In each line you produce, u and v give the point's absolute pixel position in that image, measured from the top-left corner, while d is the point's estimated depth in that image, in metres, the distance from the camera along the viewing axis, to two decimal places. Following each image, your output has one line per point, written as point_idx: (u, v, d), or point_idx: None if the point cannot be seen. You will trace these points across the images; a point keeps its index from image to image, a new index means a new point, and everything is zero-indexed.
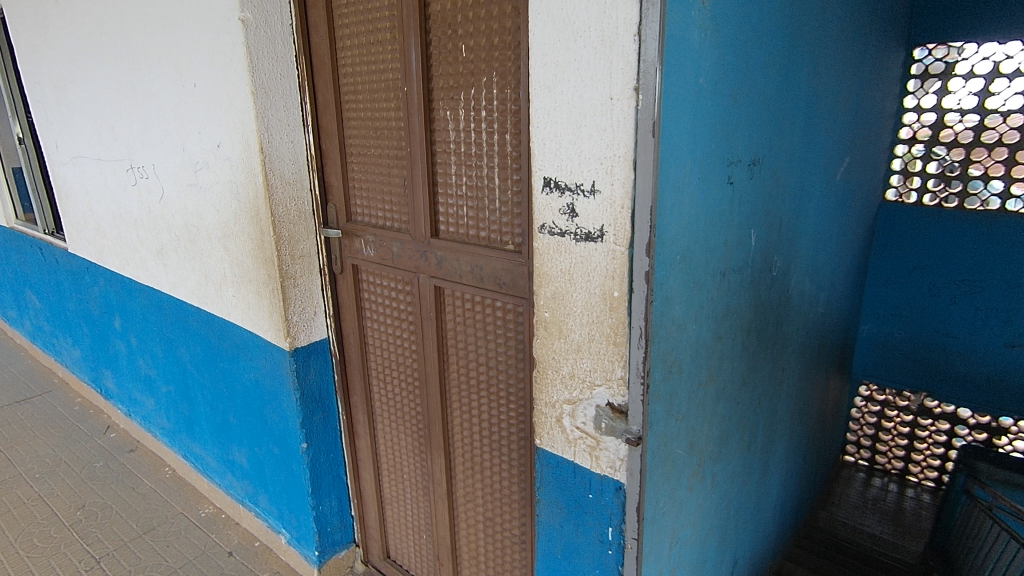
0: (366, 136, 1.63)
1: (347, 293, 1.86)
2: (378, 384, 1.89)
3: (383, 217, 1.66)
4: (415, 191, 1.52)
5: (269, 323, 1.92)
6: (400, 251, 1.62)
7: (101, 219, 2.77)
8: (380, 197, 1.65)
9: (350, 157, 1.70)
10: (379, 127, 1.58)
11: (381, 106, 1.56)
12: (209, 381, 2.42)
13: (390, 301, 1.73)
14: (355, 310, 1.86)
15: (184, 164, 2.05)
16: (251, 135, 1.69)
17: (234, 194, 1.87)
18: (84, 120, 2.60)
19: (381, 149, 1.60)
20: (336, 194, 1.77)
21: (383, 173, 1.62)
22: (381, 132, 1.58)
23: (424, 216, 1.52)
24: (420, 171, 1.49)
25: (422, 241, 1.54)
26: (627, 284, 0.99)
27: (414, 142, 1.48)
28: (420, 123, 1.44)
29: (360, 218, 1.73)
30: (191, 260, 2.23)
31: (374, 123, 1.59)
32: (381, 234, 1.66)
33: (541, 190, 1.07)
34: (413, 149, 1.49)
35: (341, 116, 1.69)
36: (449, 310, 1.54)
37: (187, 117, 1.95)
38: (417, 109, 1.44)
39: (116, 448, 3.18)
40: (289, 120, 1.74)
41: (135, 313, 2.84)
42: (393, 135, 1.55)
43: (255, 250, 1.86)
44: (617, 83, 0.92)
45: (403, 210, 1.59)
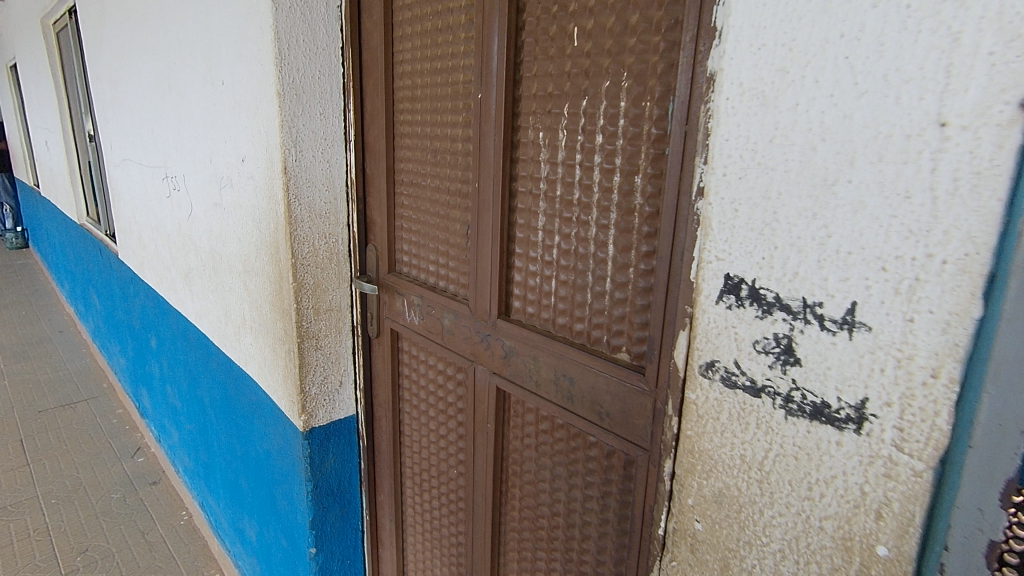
0: (422, 161, 1.17)
1: (382, 364, 1.40)
2: (411, 489, 1.41)
3: (435, 275, 1.18)
4: (481, 245, 1.03)
5: (283, 389, 1.49)
6: (453, 327, 1.13)
7: (142, 229, 2.50)
8: (433, 247, 1.18)
9: (399, 188, 1.24)
10: (439, 149, 1.11)
11: (445, 120, 1.08)
12: (226, 432, 2.04)
13: (436, 388, 1.24)
14: (391, 390, 1.39)
15: (211, 179, 1.68)
16: (274, 149, 1.26)
17: (256, 222, 1.46)
18: (131, 121, 2.34)
19: (441, 181, 1.12)
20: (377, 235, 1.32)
21: (440, 214, 1.14)
22: (442, 157, 1.11)
23: (491, 284, 1.02)
24: (491, 217, 0.99)
25: (485, 318, 1.05)
26: (917, 544, 0.44)
27: (485, 174, 0.99)
28: (498, 148, 0.96)
29: (404, 270, 1.27)
30: (214, 293, 1.86)
31: (434, 142, 1.13)
32: (431, 297, 1.18)
33: (719, 295, 0.54)
34: (484, 185, 1.00)
35: (392, 132, 1.23)
36: (517, 426, 1.04)
37: (215, 122, 1.58)
38: (494, 125, 0.96)
39: (138, 479, 2.90)
40: (326, 131, 1.31)
41: (167, 335, 2.53)
42: (458, 161, 1.07)
43: (274, 297, 1.43)
44: (968, 88, 0.37)
45: (463, 269, 1.10)
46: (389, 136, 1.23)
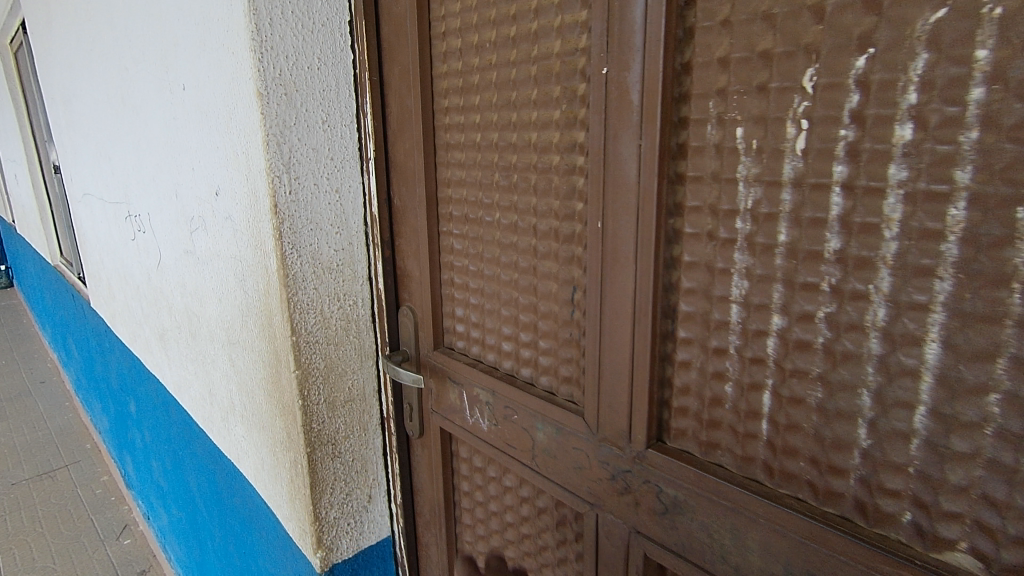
0: (483, 186, 0.76)
1: (429, 474, 0.99)
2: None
3: (512, 359, 0.78)
4: (603, 325, 0.62)
5: (290, 507, 1.08)
6: (552, 445, 0.73)
7: (110, 277, 2.08)
8: (509, 317, 0.77)
9: (444, 226, 0.85)
10: (516, 167, 0.70)
11: (527, 119, 0.68)
12: (220, 532, 1.63)
13: (519, 524, 0.84)
14: (443, 512, 0.98)
15: (179, 219, 1.28)
16: (258, 179, 0.86)
17: (239, 280, 1.05)
18: (87, 148, 1.92)
19: (521, 217, 0.72)
20: (414, 296, 0.92)
21: (521, 268, 0.74)
22: (523, 178, 0.70)
23: (629, 391, 0.61)
24: (628, 280, 0.58)
25: (619, 443, 0.64)
26: None
27: (614, 207, 0.57)
28: (645, 161, 0.54)
29: (458, 347, 0.87)
30: (194, 364, 1.45)
31: (505, 155, 0.72)
32: (510, 395, 0.78)
33: None
34: (611, 225, 0.58)
35: (430, 144, 0.83)
36: None
37: (178, 144, 1.17)
38: (635, 121, 0.54)
39: (123, 567, 2.49)
40: (333, 149, 0.90)
41: (146, 403, 2.13)
42: (555, 185, 0.66)
43: (269, 384, 1.03)
44: None
45: (567, 357, 0.70)
46: (427, 150, 0.83)
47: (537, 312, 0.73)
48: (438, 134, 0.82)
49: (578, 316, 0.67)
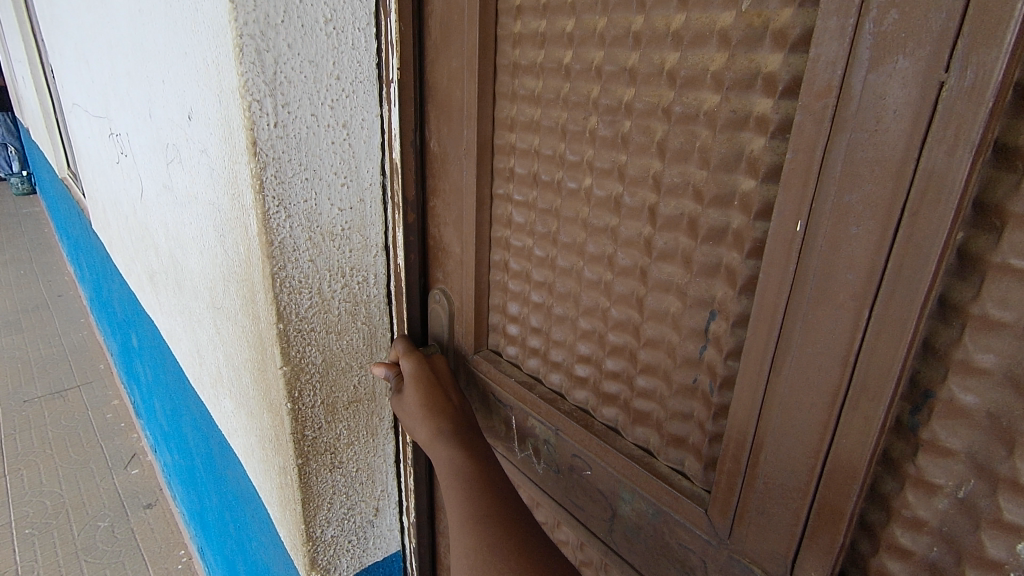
0: (568, 135, 0.55)
1: None
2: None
3: (589, 391, 0.59)
4: (777, 390, 0.40)
5: (279, 514, 0.89)
6: (648, 527, 0.54)
7: (103, 202, 1.86)
8: (589, 333, 0.57)
9: (496, 185, 0.64)
10: (631, 110, 0.48)
11: (664, 28, 0.44)
12: (216, 494, 1.47)
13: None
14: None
15: (155, 144, 1.02)
16: (234, 103, 0.60)
17: (218, 234, 0.80)
18: (68, 49, 1.65)
19: (628, 189, 0.50)
20: (452, 278, 0.72)
21: (619, 268, 0.52)
22: (640, 128, 0.48)
23: (811, 507, 0.41)
24: (846, 333, 0.36)
25: (768, 570, 0.45)
26: None
27: (841, 201, 0.34)
28: (949, 117, 0.30)
29: (510, 356, 0.69)
30: (181, 317, 1.24)
31: (611, 87, 0.49)
32: (583, 443, 0.59)
33: None
34: (826, 234, 0.36)
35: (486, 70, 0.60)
36: None
37: (147, 47, 0.89)
38: (940, 30, 0.29)
39: (129, 499, 2.41)
40: (342, 66, 0.63)
41: (145, 340, 1.96)
42: (704, 144, 0.43)
43: (255, 371, 0.80)
44: None
45: (683, 414, 0.49)
46: (483, 78, 0.60)
47: (639, 336, 0.52)
48: (501, 49, 0.59)
49: (713, 359, 0.46)
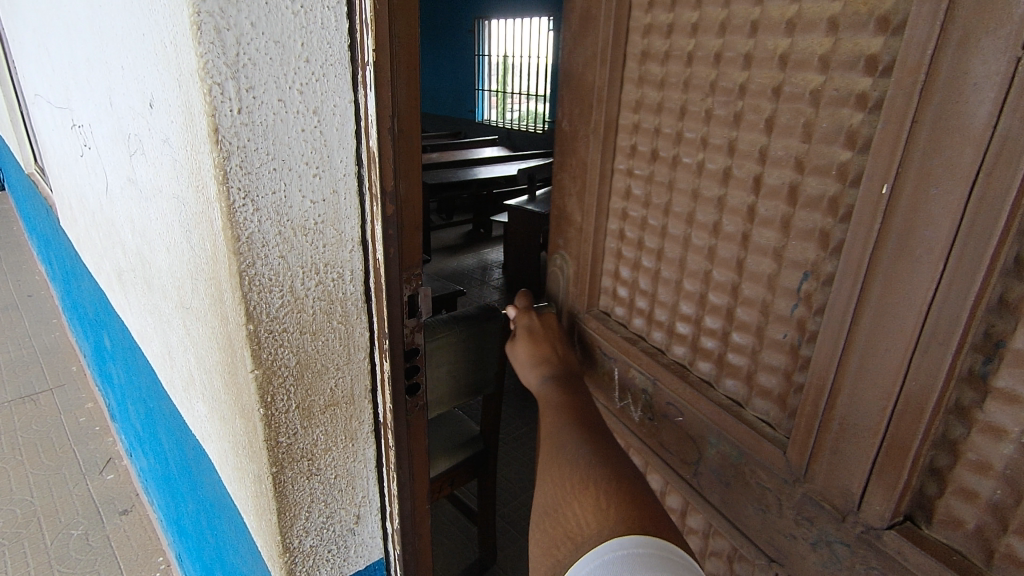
0: (686, 115, 0.60)
1: None
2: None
3: (689, 346, 0.65)
4: (858, 338, 0.46)
5: (254, 523, 0.85)
6: (732, 469, 0.61)
7: (69, 197, 1.78)
8: (691, 293, 0.63)
9: (618, 160, 0.70)
10: (745, 90, 0.53)
11: (779, 16, 0.49)
12: (192, 499, 1.42)
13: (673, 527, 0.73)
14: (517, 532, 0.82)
15: (117, 135, 0.97)
16: (192, 87, 0.55)
17: (183, 230, 0.76)
18: (27, 36, 1.56)
19: (737, 162, 0.55)
20: (572, 243, 0.79)
21: (723, 234, 0.58)
22: (752, 108, 0.53)
23: (882, 447, 0.45)
24: (925, 284, 0.40)
25: (838, 507, 0.50)
26: None
27: (925, 166, 0.39)
28: None
29: (618, 315, 0.75)
30: (151, 317, 1.18)
31: (727, 71, 0.54)
32: (677, 391, 0.65)
33: None
34: (909, 195, 0.40)
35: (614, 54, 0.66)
36: None
37: (106, 31, 0.84)
38: None
39: (105, 506, 2.34)
40: (310, 46, 0.58)
41: (116, 341, 1.89)
42: (809, 120, 0.48)
43: (226, 374, 0.76)
44: None
45: (772, 366, 0.55)
46: (614, 63, 0.66)
47: (736, 296, 0.58)
48: (631, 41, 0.65)
49: (804, 315, 0.51)
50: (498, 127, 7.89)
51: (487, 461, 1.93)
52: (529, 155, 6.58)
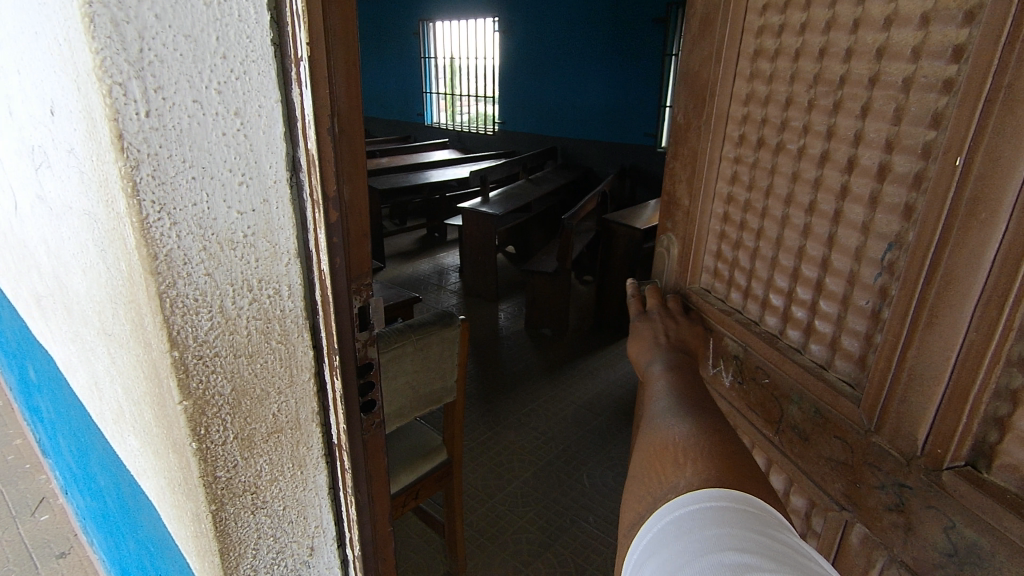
0: (791, 106, 0.64)
1: None
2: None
3: (781, 316, 0.68)
4: (925, 299, 0.48)
5: (196, 565, 0.77)
6: (807, 425, 0.63)
7: None
8: (786, 264, 0.67)
9: (725, 149, 0.74)
10: (846, 80, 0.56)
11: (877, 11, 0.53)
12: (132, 539, 1.31)
13: None
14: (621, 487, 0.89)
15: (22, 150, 0.87)
16: (90, 91, 0.49)
17: (99, 249, 0.68)
18: None
19: (832, 145, 0.59)
20: (679, 226, 0.83)
21: (818, 212, 0.62)
22: (850, 95, 0.56)
23: (946, 391, 0.48)
24: (993, 245, 0.43)
25: (904, 452, 0.51)
26: None
27: (996, 138, 0.42)
28: None
29: (717, 292, 0.79)
30: (76, 346, 1.08)
31: (827, 62, 0.59)
32: (766, 354, 0.68)
33: None
34: (981, 163, 0.43)
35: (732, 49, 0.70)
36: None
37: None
38: None
39: (39, 550, 2.16)
40: (229, 40, 0.52)
41: (43, 373, 1.74)
42: (900, 104, 0.51)
43: (155, 405, 0.69)
44: None
45: (856, 331, 0.58)
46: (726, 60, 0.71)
47: (826, 267, 0.61)
48: (745, 39, 0.69)
49: (887, 282, 0.54)
50: (448, 130, 7.81)
51: (445, 474, 1.89)
52: (480, 157, 6.55)
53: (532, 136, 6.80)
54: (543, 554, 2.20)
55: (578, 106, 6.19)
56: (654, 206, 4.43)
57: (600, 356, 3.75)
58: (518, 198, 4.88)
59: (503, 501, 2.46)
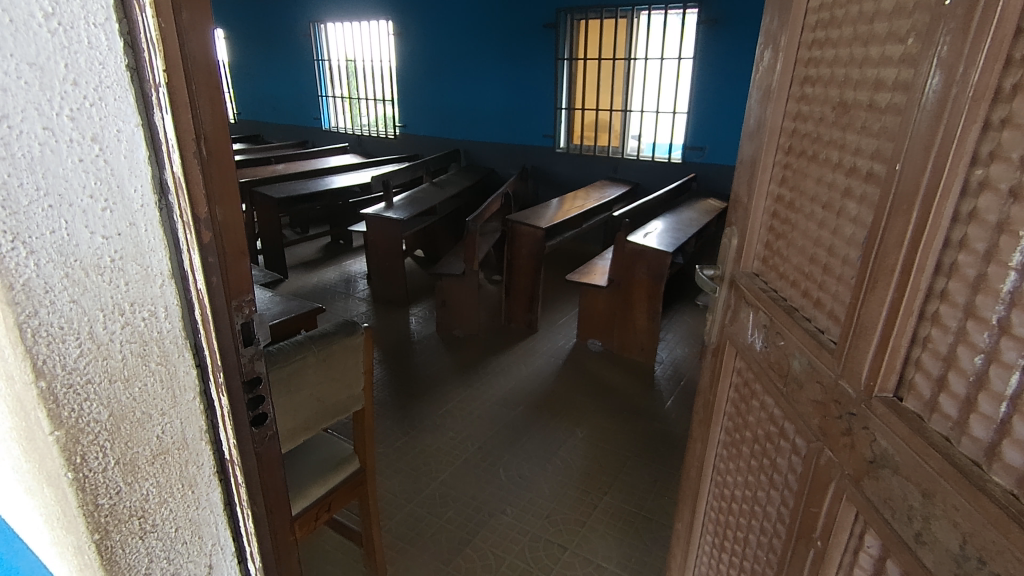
0: (821, 123, 0.84)
1: (709, 380, 1.21)
2: (710, 536, 1.21)
3: (799, 293, 0.90)
4: (874, 269, 0.69)
5: None
6: (805, 375, 0.84)
7: None
8: (804, 249, 0.88)
9: (777, 155, 0.97)
10: (847, 105, 0.78)
11: (874, 56, 0.73)
12: None
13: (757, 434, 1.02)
14: (710, 413, 1.19)
15: None
16: None
17: None
18: None
19: (840, 154, 0.80)
20: (741, 219, 1.08)
21: (824, 206, 0.83)
22: (851, 115, 0.77)
23: (877, 339, 0.68)
24: (906, 227, 0.64)
25: (854, 387, 0.72)
26: None
27: (913, 152, 0.63)
28: (957, 105, 0.57)
29: (762, 275, 1.02)
30: None
31: (842, 90, 0.80)
32: (782, 320, 0.91)
33: None
34: (908, 170, 0.63)
35: (785, 78, 0.93)
36: (845, 496, 0.74)
37: None
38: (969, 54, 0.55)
39: None
40: (80, 66, 0.53)
41: None
42: (882, 124, 0.71)
43: (23, 439, 0.67)
44: None
45: (840, 298, 0.79)
46: (786, 83, 0.93)
47: (828, 250, 0.82)
48: (796, 70, 0.92)
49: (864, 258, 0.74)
50: (348, 134, 7.62)
51: (360, 482, 1.89)
52: (381, 161, 6.46)
53: (434, 139, 6.81)
54: (463, 551, 2.24)
55: (479, 109, 6.28)
56: (555, 205, 4.61)
57: (511, 353, 3.86)
58: (422, 202, 4.89)
59: (422, 504, 2.47)
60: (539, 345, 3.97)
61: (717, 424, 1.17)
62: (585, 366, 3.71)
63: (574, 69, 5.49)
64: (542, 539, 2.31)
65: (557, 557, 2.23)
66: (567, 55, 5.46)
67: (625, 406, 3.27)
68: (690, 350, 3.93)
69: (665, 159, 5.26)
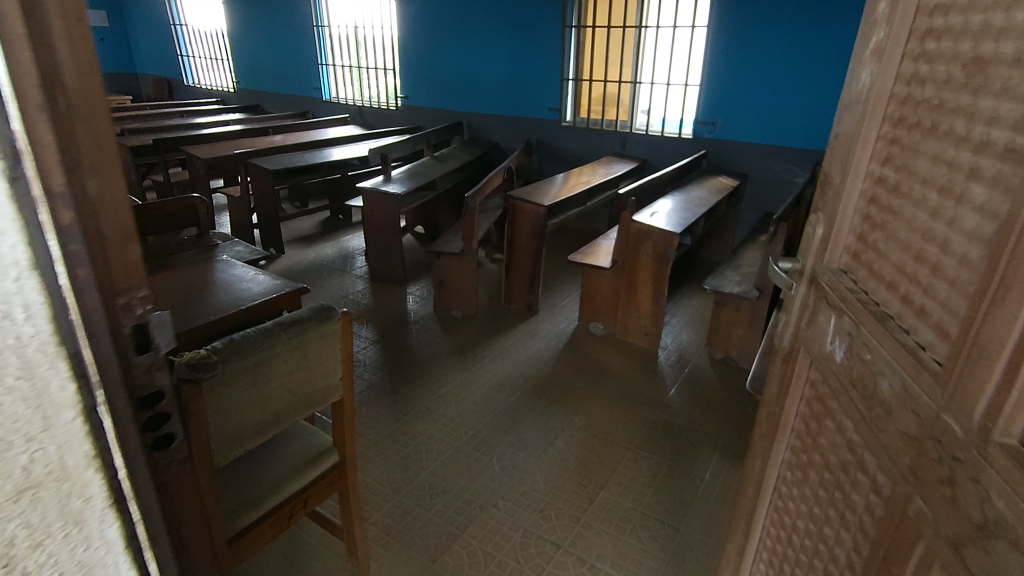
0: (947, 86, 0.67)
1: (778, 390, 1.06)
2: (765, 563, 1.08)
3: (899, 298, 0.74)
4: (1010, 277, 0.54)
5: None
6: (895, 399, 0.70)
7: None
8: (911, 246, 0.72)
9: (882, 127, 0.81)
10: (984, 59, 0.61)
11: None
12: None
13: (826, 462, 0.88)
14: (776, 426, 1.05)
15: None
16: None
17: None
18: None
19: (968, 124, 0.63)
20: (830, 204, 0.92)
21: (941, 190, 0.67)
22: (988, 72, 0.61)
23: (1006, 362, 0.54)
24: None
25: (965, 424, 0.58)
26: None
27: None
28: None
29: (851, 272, 0.86)
30: None
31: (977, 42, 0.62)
32: (873, 330, 0.76)
33: None
34: None
35: (903, 31, 0.76)
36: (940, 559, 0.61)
37: None
38: None
39: None
40: None
41: None
42: None
43: None
44: None
45: (955, 311, 0.64)
46: (906, 35, 0.76)
47: (944, 248, 0.66)
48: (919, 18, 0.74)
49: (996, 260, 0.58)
50: (348, 105, 7.41)
51: (339, 476, 1.77)
52: (381, 133, 6.26)
53: (436, 111, 6.59)
54: (450, 548, 2.14)
55: (483, 80, 6.05)
56: (560, 181, 4.43)
57: (510, 335, 3.73)
58: (422, 176, 4.72)
59: (410, 496, 2.37)
60: (540, 327, 3.83)
61: (782, 440, 1.03)
62: (586, 350, 3.58)
63: (582, 37, 5.27)
64: (534, 535, 2.21)
65: (549, 556, 2.12)
66: (575, 23, 5.22)
67: (627, 394, 3.14)
68: (695, 335, 3.79)
69: (675, 135, 5.04)
